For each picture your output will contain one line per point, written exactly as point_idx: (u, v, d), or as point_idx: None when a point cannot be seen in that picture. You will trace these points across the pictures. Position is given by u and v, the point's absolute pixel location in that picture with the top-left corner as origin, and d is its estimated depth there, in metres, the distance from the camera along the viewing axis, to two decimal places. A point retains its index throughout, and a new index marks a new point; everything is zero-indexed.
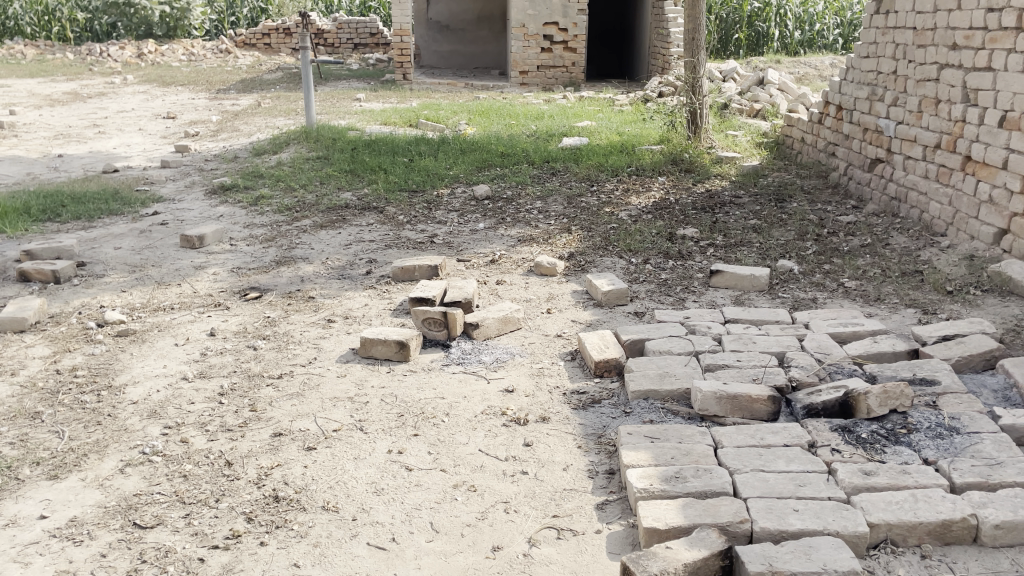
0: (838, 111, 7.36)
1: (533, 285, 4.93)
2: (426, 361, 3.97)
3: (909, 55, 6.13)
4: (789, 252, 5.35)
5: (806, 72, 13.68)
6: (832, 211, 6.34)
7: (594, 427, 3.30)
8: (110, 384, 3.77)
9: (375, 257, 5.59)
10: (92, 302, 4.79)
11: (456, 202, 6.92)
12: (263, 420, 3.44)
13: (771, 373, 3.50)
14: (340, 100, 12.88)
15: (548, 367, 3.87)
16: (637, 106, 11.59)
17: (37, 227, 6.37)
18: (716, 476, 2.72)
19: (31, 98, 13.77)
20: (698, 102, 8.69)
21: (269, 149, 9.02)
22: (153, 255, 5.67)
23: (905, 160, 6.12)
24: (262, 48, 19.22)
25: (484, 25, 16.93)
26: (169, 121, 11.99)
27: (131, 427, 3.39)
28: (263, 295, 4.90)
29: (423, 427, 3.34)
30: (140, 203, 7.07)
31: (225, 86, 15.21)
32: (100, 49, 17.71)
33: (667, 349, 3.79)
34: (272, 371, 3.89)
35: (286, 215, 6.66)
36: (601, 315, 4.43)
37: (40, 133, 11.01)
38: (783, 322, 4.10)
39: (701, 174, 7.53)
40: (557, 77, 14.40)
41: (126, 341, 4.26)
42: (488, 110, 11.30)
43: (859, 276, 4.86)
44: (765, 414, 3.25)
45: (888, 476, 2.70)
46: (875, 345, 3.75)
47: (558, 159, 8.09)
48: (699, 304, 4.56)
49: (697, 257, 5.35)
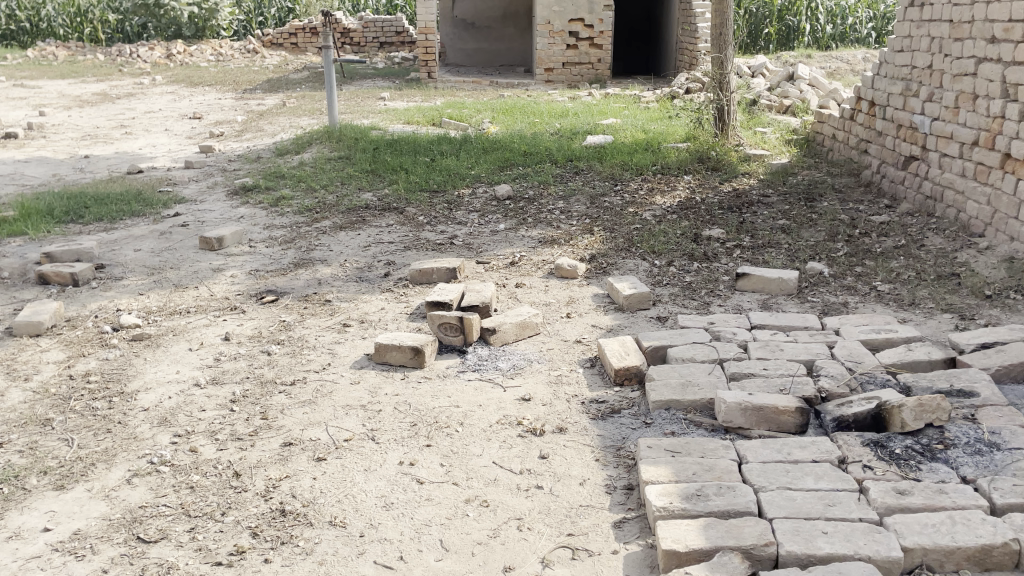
0: (870, 107, 7.14)
1: (553, 288, 4.82)
2: (442, 367, 3.87)
3: (945, 49, 5.91)
4: (819, 254, 5.17)
5: (838, 66, 13.39)
6: (865, 211, 6.15)
7: (613, 439, 3.18)
8: (122, 390, 3.72)
9: (394, 259, 5.51)
10: (109, 305, 4.76)
11: (477, 202, 6.82)
12: (274, 428, 3.36)
13: (799, 383, 3.35)
14: (364, 99, 12.85)
15: (567, 374, 3.75)
16: (664, 103, 11.41)
17: (59, 229, 6.37)
18: (740, 494, 2.59)
19: (61, 98, 13.92)
20: (726, 99, 8.50)
21: (291, 149, 9.00)
22: (172, 257, 5.64)
23: (941, 158, 5.90)
24: (289, 47, 19.29)
25: (509, 22, 16.81)
26: (195, 121, 12.04)
27: (140, 435, 3.34)
28: (279, 298, 4.84)
29: (437, 437, 3.24)
30: (162, 204, 7.06)
31: (252, 85, 15.26)
32: (130, 50, 17.88)
33: (690, 357, 3.65)
34: (285, 377, 3.81)
35: (307, 216, 6.61)
36: (623, 320, 4.31)
37: (68, 134, 11.10)
38: (812, 328, 3.94)
39: (728, 172, 7.36)
40: (583, 74, 14.24)
41: (140, 345, 4.21)
42: (512, 108, 11.19)
43: (892, 279, 4.68)
44: (793, 427, 3.10)
45: (923, 496, 2.55)
46: (910, 352, 3.58)
47: (581, 157, 7.96)
48: (724, 308, 4.41)
49: (723, 259, 5.19)
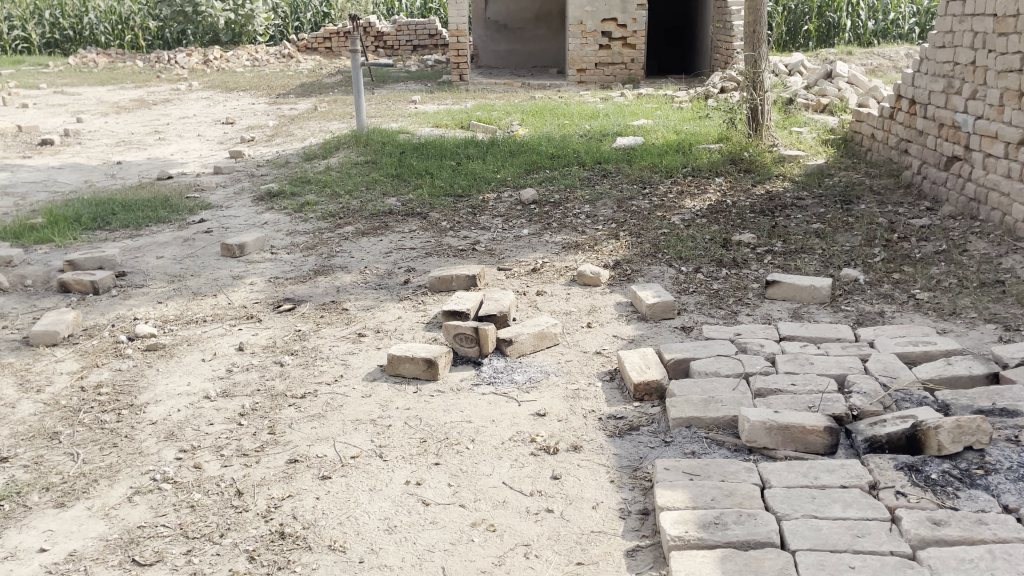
0: (911, 105, 6.87)
1: (575, 296, 4.67)
2: (456, 379, 3.75)
3: (989, 44, 5.64)
4: (855, 260, 4.95)
5: (879, 63, 13.01)
6: (905, 214, 5.89)
7: (630, 458, 3.03)
8: (132, 403, 3.67)
9: (414, 266, 5.42)
10: (126, 314, 4.73)
11: (502, 206, 6.70)
12: (280, 444, 3.27)
13: (829, 400, 3.15)
14: (395, 103, 12.80)
15: (584, 388, 3.60)
16: (698, 103, 11.17)
17: (85, 236, 6.40)
18: (761, 523, 2.42)
19: (99, 105, 14.13)
20: (760, 98, 8.28)
21: (319, 154, 8.96)
22: (194, 265, 5.61)
23: (986, 158, 5.64)
24: (324, 51, 19.40)
25: (542, 23, 16.68)
26: (228, 126, 12.11)
27: (146, 450, 3.27)
28: (297, 306, 4.76)
29: (446, 455, 3.12)
30: (188, 210, 7.06)
31: (286, 90, 15.32)
32: (168, 56, 18.12)
33: (715, 371, 3.48)
34: (296, 390, 3.72)
35: (330, 222, 6.55)
36: (646, 330, 4.14)
37: (103, 140, 11.23)
38: (845, 340, 3.74)
39: (761, 174, 7.14)
40: (616, 74, 14.04)
41: (153, 355, 4.16)
42: (543, 110, 11.05)
43: (932, 287, 4.45)
44: (821, 447, 2.92)
45: (960, 528, 2.36)
46: (949, 367, 3.36)
47: (610, 160, 7.79)
48: (753, 318, 4.23)
49: (753, 264, 5.00)
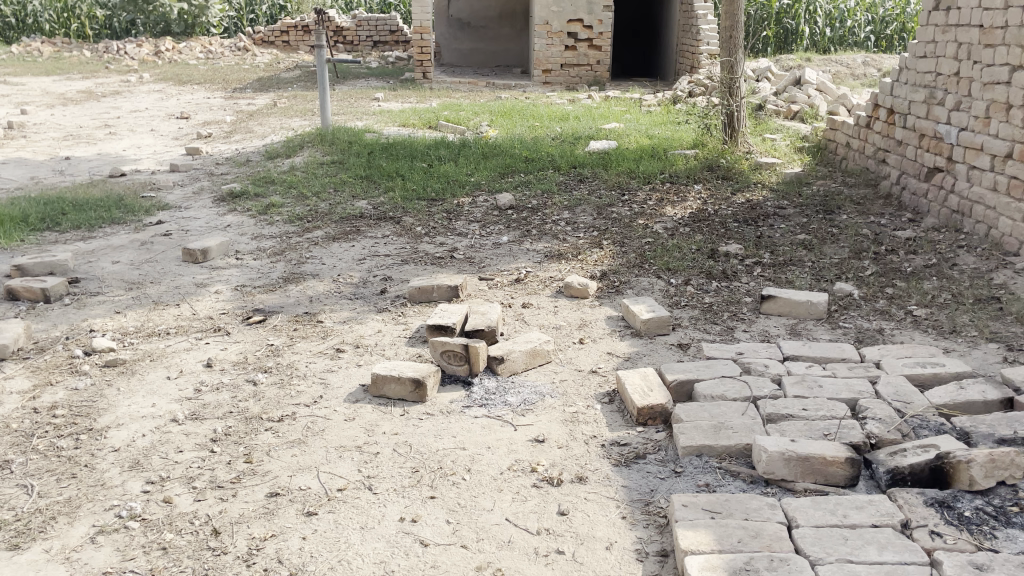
0: (889, 115, 6.84)
1: (563, 309, 4.49)
2: (445, 401, 3.52)
3: (974, 55, 5.60)
4: (846, 273, 4.86)
5: (839, 70, 13.09)
6: (888, 225, 5.83)
7: (641, 491, 2.85)
8: (91, 427, 3.36)
9: (390, 274, 5.17)
10: (81, 325, 4.39)
11: (478, 211, 6.49)
12: (258, 474, 3.00)
13: (846, 427, 3.01)
14: (358, 100, 12.47)
15: (584, 411, 3.41)
16: (667, 106, 11.09)
17: (33, 238, 6.00)
18: (795, 570, 2.26)
19: (44, 96, 13.49)
20: (735, 104, 8.18)
21: (282, 152, 8.61)
22: (153, 270, 5.27)
23: (970, 171, 5.60)
24: (281, 45, 18.90)
25: (506, 22, 16.46)
26: (183, 121, 11.64)
27: (109, 481, 2.98)
28: (268, 318, 4.48)
29: (441, 487, 2.89)
30: (144, 211, 6.69)
31: (242, 84, 14.86)
32: (118, 47, 17.44)
33: (721, 394, 3.31)
34: (273, 412, 3.44)
35: (297, 225, 6.25)
36: (642, 347, 3.97)
37: (49, 133, 10.70)
38: (851, 361, 3.61)
39: (741, 182, 7.03)
40: (582, 76, 13.90)
41: (113, 372, 3.84)
42: (511, 111, 10.84)
43: (928, 303, 4.36)
44: (842, 479, 2.77)
45: (1005, 572, 2.23)
46: (962, 391, 3.25)
47: (585, 164, 7.62)
48: (751, 335, 4.08)
49: (744, 277, 4.86)
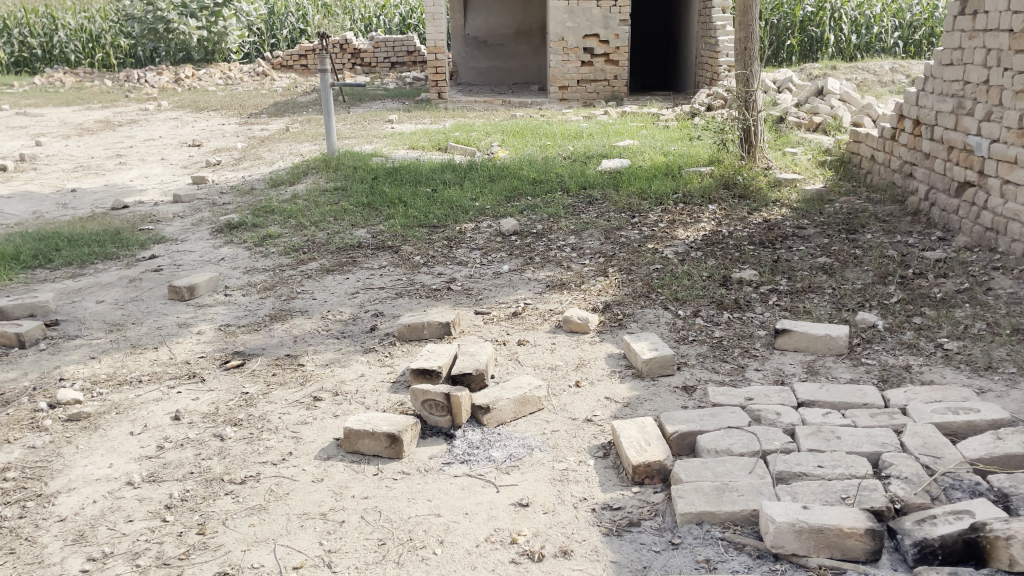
0: (915, 126, 6.45)
1: (561, 346, 4.17)
2: (424, 457, 3.22)
3: (1004, 62, 5.22)
4: (870, 300, 4.49)
5: (865, 78, 12.63)
6: (916, 245, 5.44)
7: (632, 568, 2.51)
8: (41, 492, 3.11)
9: (382, 309, 4.90)
10: (51, 373, 4.17)
11: (480, 238, 6.21)
12: (210, 549, 2.72)
13: (867, 489, 2.66)
14: (371, 123, 12.30)
15: (575, 468, 3.08)
16: (684, 121, 10.76)
17: (23, 276, 5.83)
18: None
19: (62, 127, 13.53)
20: (752, 118, 7.83)
21: (286, 179, 8.40)
22: (137, 310, 5.05)
23: (1004, 185, 5.20)
24: (300, 69, 18.89)
25: (523, 39, 16.24)
26: (194, 149, 11.54)
27: (47, 558, 2.72)
28: (246, 362, 4.21)
29: (408, 564, 2.59)
30: (139, 244, 6.50)
31: (258, 109, 14.79)
32: (138, 75, 17.53)
33: (726, 449, 2.97)
34: (237, 473, 3.16)
35: (292, 257, 6.01)
36: (642, 391, 3.64)
37: (60, 165, 10.64)
38: (873, 407, 3.25)
39: (758, 200, 6.67)
40: (599, 91, 13.62)
41: (75, 428, 3.59)
42: (524, 129, 10.58)
43: (960, 334, 3.98)
44: (862, 554, 2.43)
45: None
46: (1001, 442, 2.87)
47: (596, 184, 7.30)
48: (763, 375, 3.73)
49: (758, 307, 4.51)
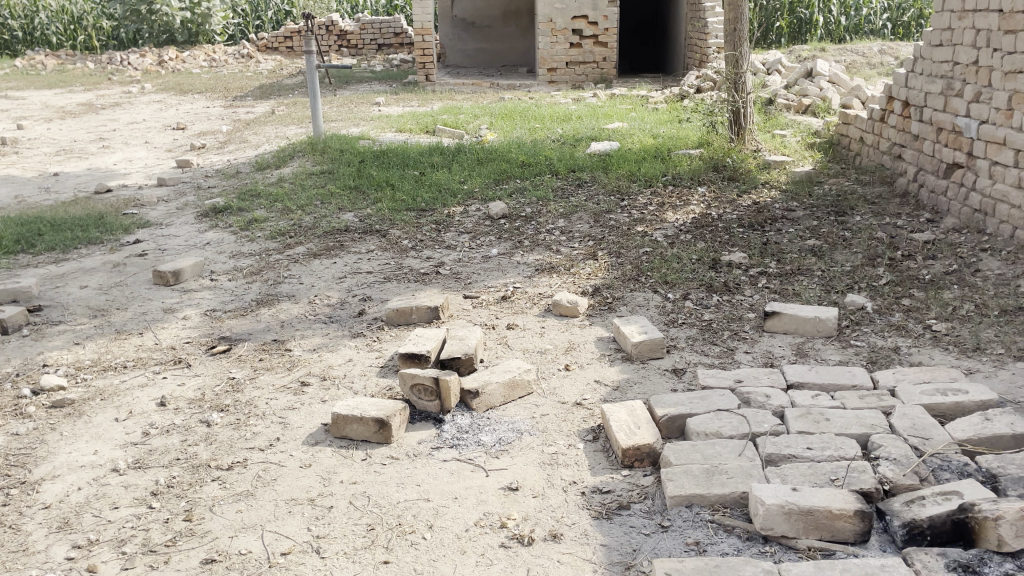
0: (904, 107, 6.43)
1: (550, 330, 4.15)
2: (413, 442, 3.20)
3: (994, 42, 5.20)
4: (858, 282, 4.49)
5: (854, 60, 12.61)
6: (905, 227, 5.45)
7: (622, 551, 2.51)
8: (25, 479, 3.07)
9: (370, 294, 4.86)
10: (34, 360, 4.12)
11: (469, 222, 6.16)
12: (197, 535, 2.69)
13: (856, 470, 2.66)
14: (358, 105, 12.18)
15: (564, 452, 3.07)
16: (673, 103, 10.72)
17: (4, 262, 5.75)
18: None
19: (44, 110, 13.34)
20: (742, 100, 7.79)
21: (272, 163, 8.31)
22: (121, 295, 4.99)
23: (992, 167, 5.20)
24: (285, 51, 18.69)
25: (511, 20, 16.11)
26: (178, 132, 11.41)
27: (31, 546, 2.69)
28: (232, 347, 4.17)
29: (397, 549, 2.57)
30: (123, 229, 6.42)
31: (243, 92, 14.63)
32: (121, 58, 17.29)
33: (716, 432, 2.97)
34: (224, 460, 3.13)
35: (279, 241, 5.95)
36: (632, 374, 3.62)
37: (42, 148, 10.49)
38: (862, 389, 3.25)
39: (747, 182, 6.65)
40: (588, 73, 13.53)
41: (59, 415, 3.55)
42: (513, 112, 10.51)
43: (948, 316, 3.98)
44: (850, 535, 2.43)
45: None
46: (989, 423, 2.88)
47: (584, 167, 7.26)
48: (753, 358, 3.73)
49: (748, 290, 4.50)
